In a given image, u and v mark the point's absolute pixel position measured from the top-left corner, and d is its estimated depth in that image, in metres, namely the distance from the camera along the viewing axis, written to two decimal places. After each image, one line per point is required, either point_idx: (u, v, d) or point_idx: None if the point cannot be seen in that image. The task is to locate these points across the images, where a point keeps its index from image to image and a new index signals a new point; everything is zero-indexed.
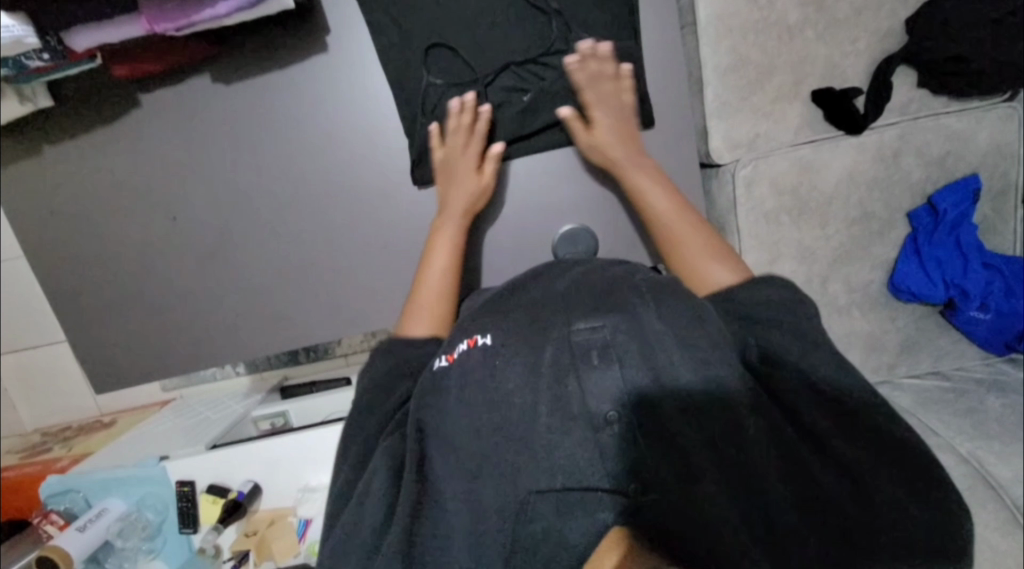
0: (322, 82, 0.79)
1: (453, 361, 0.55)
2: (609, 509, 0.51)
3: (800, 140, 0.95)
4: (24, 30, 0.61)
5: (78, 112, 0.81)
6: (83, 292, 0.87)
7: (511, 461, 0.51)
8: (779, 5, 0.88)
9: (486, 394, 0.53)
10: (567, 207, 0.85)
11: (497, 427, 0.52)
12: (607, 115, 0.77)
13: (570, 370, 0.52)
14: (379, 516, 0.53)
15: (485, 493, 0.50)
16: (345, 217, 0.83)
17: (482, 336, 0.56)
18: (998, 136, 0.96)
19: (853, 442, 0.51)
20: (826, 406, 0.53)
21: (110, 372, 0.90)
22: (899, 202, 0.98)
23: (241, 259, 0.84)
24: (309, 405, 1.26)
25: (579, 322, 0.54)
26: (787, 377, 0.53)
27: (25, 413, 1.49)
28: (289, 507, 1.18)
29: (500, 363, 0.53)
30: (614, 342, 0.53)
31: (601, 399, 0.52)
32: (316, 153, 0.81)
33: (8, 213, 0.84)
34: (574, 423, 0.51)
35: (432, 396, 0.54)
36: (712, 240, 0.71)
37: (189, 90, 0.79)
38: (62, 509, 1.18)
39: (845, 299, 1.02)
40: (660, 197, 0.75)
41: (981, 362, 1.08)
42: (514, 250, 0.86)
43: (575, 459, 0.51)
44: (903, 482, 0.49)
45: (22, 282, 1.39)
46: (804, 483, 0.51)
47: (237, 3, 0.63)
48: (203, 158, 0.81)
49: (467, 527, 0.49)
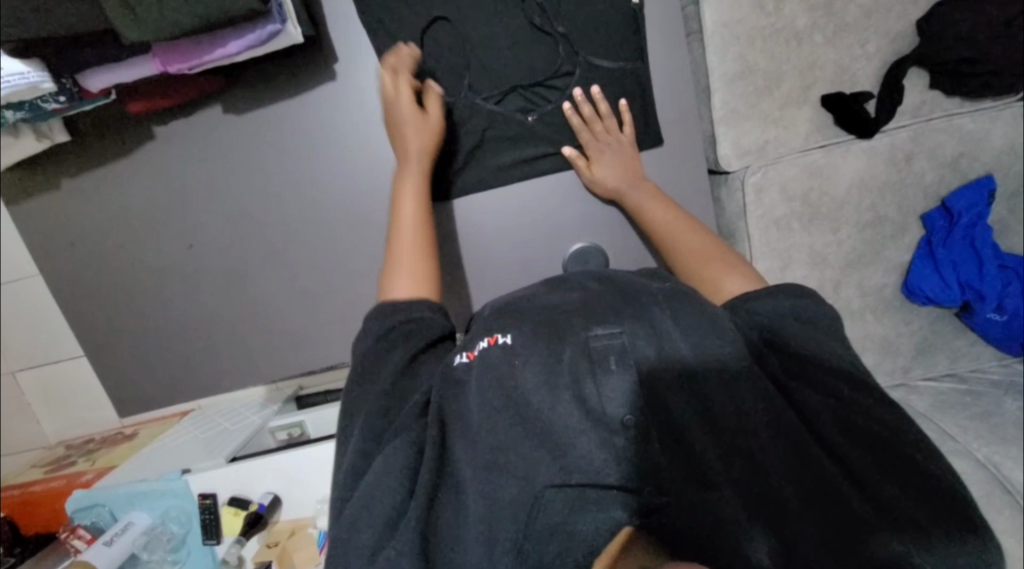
0: (330, 109, 0.79)
1: (473, 359, 0.54)
2: (623, 509, 0.47)
3: (810, 145, 0.95)
4: (40, 75, 0.63)
5: (91, 140, 0.82)
6: (103, 315, 0.88)
7: (523, 457, 0.49)
8: (786, 11, 0.87)
9: (503, 391, 0.51)
10: (576, 220, 0.85)
11: (513, 423, 0.50)
12: (607, 151, 0.79)
13: (587, 372, 0.51)
14: (380, 524, 0.49)
15: (498, 488, 0.48)
16: (356, 238, 0.83)
17: (502, 334, 0.54)
18: (1012, 136, 0.94)
19: (876, 462, 0.48)
20: (846, 412, 0.50)
21: (131, 393, 0.92)
22: (912, 205, 0.96)
23: (253, 283, 0.85)
24: (323, 416, 1.27)
25: (597, 328, 0.53)
26: (807, 386, 0.52)
27: (49, 427, 1.53)
28: (310, 517, 1.21)
29: (518, 363, 0.52)
30: (630, 346, 0.52)
31: (617, 402, 0.50)
32: (326, 179, 0.81)
33: (27, 241, 0.86)
34: (590, 424, 0.49)
35: (451, 390, 0.53)
36: (722, 255, 0.65)
37: (200, 119, 0.80)
38: (88, 523, 1.22)
39: (858, 304, 1.01)
40: (664, 220, 0.73)
41: (997, 363, 1.07)
42: (523, 261, 0.86)
43: (587, 459, 0.48)
44: (931, 514, 0.46)
45: (40, 301, 1.42)
46: (823, 495, 0.47)
47: (247, 41, 0.64)
48: (215, 186, 0.82)
49: (478, 518, 0.47)
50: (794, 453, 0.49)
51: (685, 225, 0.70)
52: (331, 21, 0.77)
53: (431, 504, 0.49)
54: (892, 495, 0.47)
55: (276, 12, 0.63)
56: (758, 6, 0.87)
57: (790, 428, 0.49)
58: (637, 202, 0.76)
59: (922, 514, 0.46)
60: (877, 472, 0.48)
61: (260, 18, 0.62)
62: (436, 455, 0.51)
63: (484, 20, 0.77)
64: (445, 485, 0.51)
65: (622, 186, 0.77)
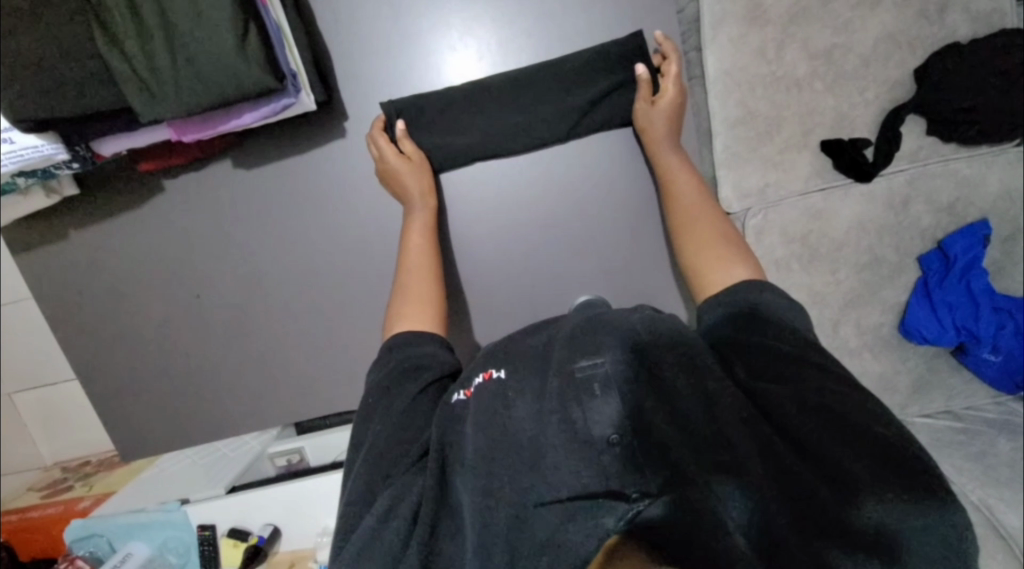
0: (327, 119, 0.79)
1: (470, 396, 0.58)
2: (612, 516, 0.47)
3: (810, 188, 0.96)
4: (54, 147, 0.69)
5: (95, 185, 0.82)
6: (103, 354, 0.88)
7: (518, 479, 0.51)
8: (787, 59, 0.89)
9: (498, 422, 0.55)
10: (580, 243, 0.88)
11: (506, 450, 0.53)
12: (673, 84, 0.77)
13: (573, 399, 0.54)
14: (391, 547, 0.51)
15: (496, 509, 0.50)
16: (353, 247, 0.83)
17: (497, 369, 0.60)
18: (1007, 182, 0.96)
19: (845, 443, 0.47)
20: (809, 412, 0.49)
21: (132, 432, 0.91)
22: (909, 247, 0.98)
23: (253, 297, 0.84)
24: (324, 442, 1.23)
25: (581, 360, 0.57)
26: (766, 393, 0.52)
27: (45, 450, 1.52)
28: (310, 549, 1.22)
29: (512, 393, 0.57)
30: (613, 374, 0.55)
31: (603, 423, 0.53)
32: (324, 181, 0.80)
33: (30, 278, 0.85)
34: (577, 444, 0.52)
35: (452, 421, 0.57)
36: (729, 235, 0.69)
37: (208, 164, 0.80)
38: (86, 553, 1.21)
39: (856, 342, 1.03)
40: (693, 197, 0.75)
41: (992, 401, 1.08)
42: (523, 274, 0.89)
43: (575, 473, 0.51)
44: (892, 471, 0.45)
45: (36, 322, 1.41)
46: (800, 490, 0.46)
47: (261, 113, 0.68)
48: (213, 200, 0.81)
49: (478, 534, 0.49)
50: (769, 453, 0.48)
51: (707, 207, 0.73)
52: (331, 47, 0.77)
53: (431, 542, 0.51)
54: (858, 474, 0.45)
55: (291, 86, 0.67)
56: (761, 54, 0.89)
57: (766, 434, 0.49)
58: (666, 162, 0.78)
59: (888, 485, 0.44)
60: (843, 451, 0.46)
61: (276, 93, 0.66)
62: (437, 485, 0.54)
63: (505, 139, 0.80)
64: (450, 510, 0.53)
65: (660, 132, 0.78)
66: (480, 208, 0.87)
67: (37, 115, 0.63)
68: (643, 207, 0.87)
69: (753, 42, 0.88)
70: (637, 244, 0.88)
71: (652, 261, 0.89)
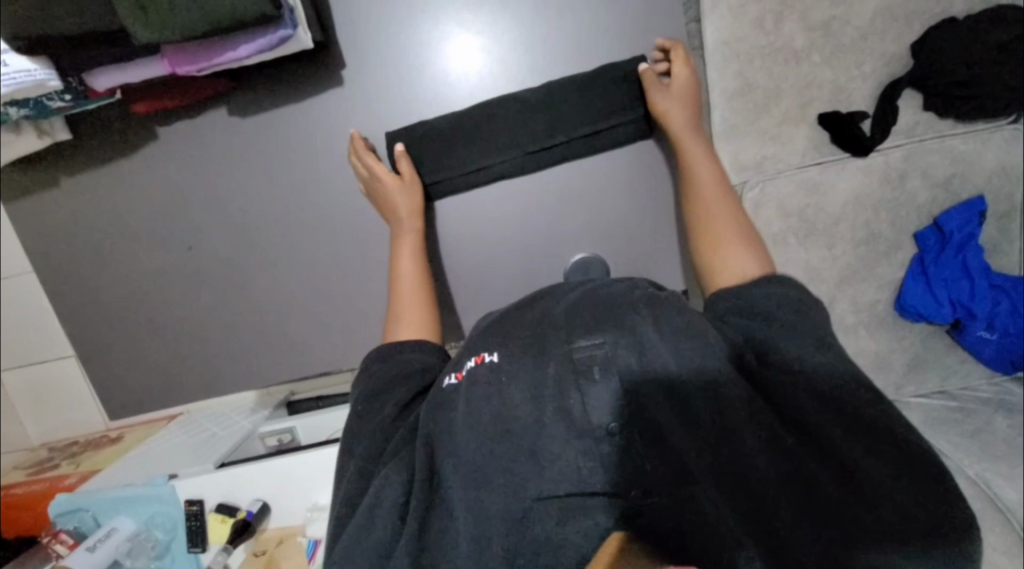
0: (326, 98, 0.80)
1: (462, 379, 0.55)
2: (606, 514, 0.50)
3: (806, 162, 0.96)
4: (47, 73, 0.69)
5: (92, 141, 0.82)
6: (97, 315, 0.88)
7: (512, 473, 0.50)
8: (785, 30, 0.89)
9: (492, 409, 0.52)
10: (579, 234, 0.88)
11: (500, 440, 0.51)
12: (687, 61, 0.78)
13: (570, 384, 0.51)
14: (388, 529, 0.51)
15: (488, 501, 0.49)
16: (349, 231, 0.83)
17: (490, 353, 0.55)
18: (1002, 159, 0.96)
19: (850, 435, 0.47)
20: (817, 403, 0.49)
21: (125, 392, 0.91)
22: (906, 223, 0.98)
23: (251, 280, 0.85)
24: (317, 422, 1.23)
25: (579, 340, 0.53)
26: (769, 378, 0.51)
27: (33, 430, 1.50)
28: (299, 525, 1.19)
29: (506, 378, 0.53)
30: (614, 356, 0.51)
31: (602, 411, 0.51)
32: (328, 173, 0.81)
33: (24, 237, 0.85)
34: (576, 435, 0.50)
35: (440, 410, 0.55)
36: (744, 234, 0.68)
37: (206, 121, 0.80)
38: (71, 528, 1.19)
39: (852, 320, 1.03)
40: (716, 193, 0.72)
41: (987, 381, 1.08)
42: (519, 268, 0.90)
43: (575, 469, 0.50)
44: (896, 469, 0.46)
45: (27, 298, 1.39)
46: (805, 486, 0.46)
47: (257, 46, 0.68)
48: (212, 174, 0.81)
49: (469, 528, 0.49)
50: (778, 449, 0.47)
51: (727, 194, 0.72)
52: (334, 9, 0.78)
53: (422, 533, 0.50)
54: (863, 464, 0.46)
55: (288, 18, 0.67)
56: (759, 25, 0.89)
57: (777, 431, 0.48)
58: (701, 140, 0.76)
59: (886, 471, 0.46)
60: (847, 442, 0.47)
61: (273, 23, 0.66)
62: (426, 480, 0.52)
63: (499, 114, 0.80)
64: (438, 499, 0.51)
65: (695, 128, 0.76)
66: (480, 200, 0.86)
67: (29, 35, 0.62)
68: (641, 183, 0.86)
69: (752, 13, 0.89)
70: (635, 233, 0.88)
71: (651, 247, 0.89)
